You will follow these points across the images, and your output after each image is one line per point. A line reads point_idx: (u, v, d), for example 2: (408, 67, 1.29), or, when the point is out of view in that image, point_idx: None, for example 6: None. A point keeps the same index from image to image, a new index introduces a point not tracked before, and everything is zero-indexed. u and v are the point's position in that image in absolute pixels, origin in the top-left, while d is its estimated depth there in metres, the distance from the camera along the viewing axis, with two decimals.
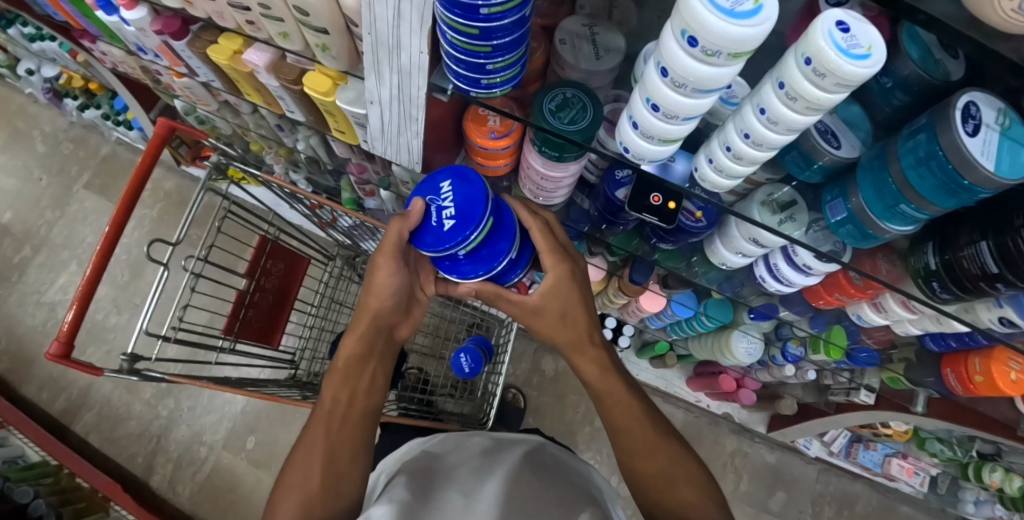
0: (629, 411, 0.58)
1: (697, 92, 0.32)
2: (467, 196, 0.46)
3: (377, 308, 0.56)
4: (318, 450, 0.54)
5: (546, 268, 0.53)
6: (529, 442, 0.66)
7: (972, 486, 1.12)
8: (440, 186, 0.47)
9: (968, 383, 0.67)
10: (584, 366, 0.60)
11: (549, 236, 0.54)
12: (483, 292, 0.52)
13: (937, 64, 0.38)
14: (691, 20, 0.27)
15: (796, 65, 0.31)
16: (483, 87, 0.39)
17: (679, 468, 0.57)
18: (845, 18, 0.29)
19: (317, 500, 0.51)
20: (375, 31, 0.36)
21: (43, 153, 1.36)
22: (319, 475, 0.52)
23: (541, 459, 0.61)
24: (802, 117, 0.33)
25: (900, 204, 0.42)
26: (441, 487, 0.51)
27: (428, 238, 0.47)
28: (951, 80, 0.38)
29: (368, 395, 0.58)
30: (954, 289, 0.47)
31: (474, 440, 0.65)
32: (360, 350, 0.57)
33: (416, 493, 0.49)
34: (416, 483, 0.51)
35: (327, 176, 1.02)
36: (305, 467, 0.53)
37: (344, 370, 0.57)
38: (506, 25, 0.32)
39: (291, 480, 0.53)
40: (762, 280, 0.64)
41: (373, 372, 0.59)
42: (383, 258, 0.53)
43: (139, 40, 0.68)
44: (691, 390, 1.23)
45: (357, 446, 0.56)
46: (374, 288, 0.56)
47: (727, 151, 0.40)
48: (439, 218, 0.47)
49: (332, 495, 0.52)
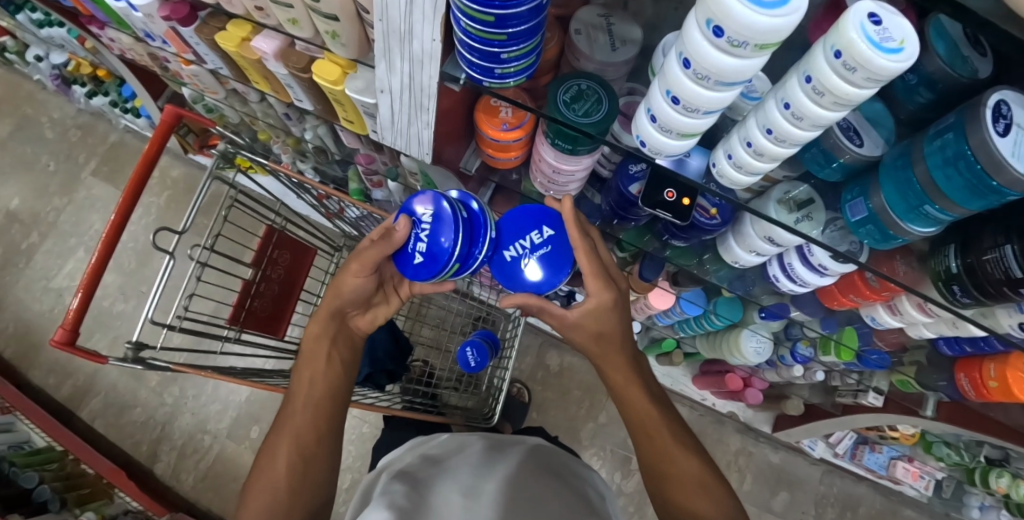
0: (645, 406, 0.58)
1: (720, 85, 0.30)
2: (445, 220, 0.47)
3: (333, 300, 0.59)
4: (283, 440, 0.53)
5: (590, 292, 0.53)
6: (526, 444, 0.66)
7: (978, 492, 1.11)
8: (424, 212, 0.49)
9: (982, 388, 0.66)
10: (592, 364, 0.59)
11: (594, 260, 0.52)
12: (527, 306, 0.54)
13: (965, 60, 0.37)
14: (717, 9, 0.26)
15: (825, 59, 0.29)
16: (497, 76, 0.38)
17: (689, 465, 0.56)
18: (878, 11, 0.28)
19: (284, 490, 0.50)
20: (386, 18, 0.35)
21: (52, 140, 1.36)
22: (285, 458, 0.51)
23: (539, 462, 0.60)
24: (829, 112, 0.32)
25: (924, 204, 0.40)
26: (440, 490, 0.50)
27: (404, 258, 0.50)
28: (977, 78, 0.37)
29: (326, 376, 0.57)
30: (976, 294, 0.45)
31: (464, 443, 0.64)
32: (315, 331, 0.59)
33: (414, 497, 0.48)
34: (415, 488, 0.50)
35: (334, 165, 1.01)
36: (273, 452, 0.52)
37: (308, 349, 0.59)
38: (522, 12, 0.31)
39: (258, 471, 0.52)
40: (776, 280, 0.63)
41: (329, 352, 0.58)
42: (357, 264, 0.55)
43: (147, 26, 0.67)
44: (696, 388, 1.22)
45: (321, 432, 0.54)
46: (339, 290, 0.58)
47: (748, 146, 0.39)
48: (413, 247, 0.49)
49: (300, 483, 0.51)
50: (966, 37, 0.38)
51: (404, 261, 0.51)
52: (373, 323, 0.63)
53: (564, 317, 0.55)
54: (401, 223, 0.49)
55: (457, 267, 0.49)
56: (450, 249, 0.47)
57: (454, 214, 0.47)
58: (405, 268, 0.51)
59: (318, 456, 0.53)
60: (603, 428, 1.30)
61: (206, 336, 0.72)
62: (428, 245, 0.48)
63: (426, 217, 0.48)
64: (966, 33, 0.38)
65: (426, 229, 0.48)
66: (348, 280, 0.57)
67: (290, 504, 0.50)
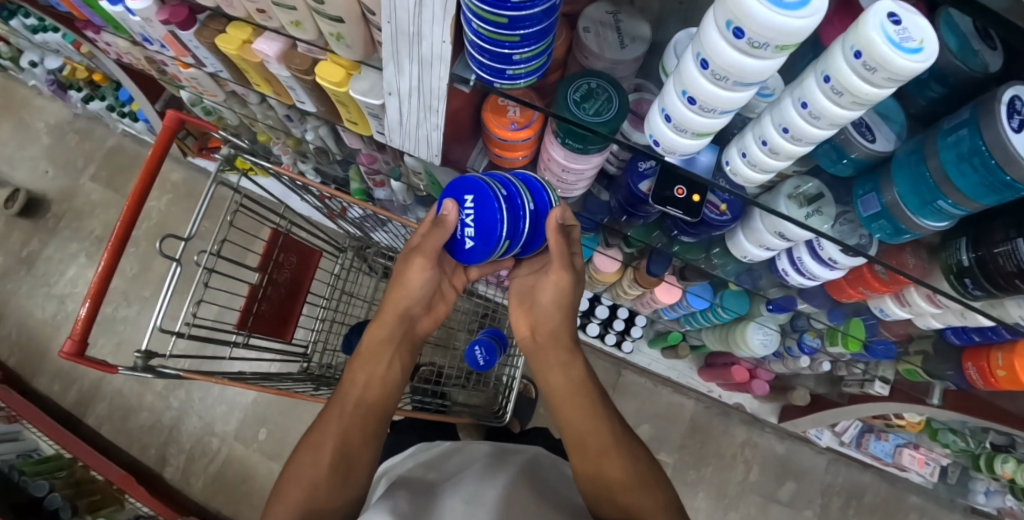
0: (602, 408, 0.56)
1: (738, 85, 0.30)
2: (483, 203, 0.48)
3: (400, 299, 0.60)
4: (330, 434, 0.51)
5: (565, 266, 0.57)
6: (526, 453, 0.66)
7: (983, 478, 1.12)
8: (465, 198, 0.50)
9: (990, 377, 0.66)
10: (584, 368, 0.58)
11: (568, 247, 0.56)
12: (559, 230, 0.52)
13: (975, 55, 0.37)
14: (736, 10, 0.25)
15: (844, 59, 0.29)
16: (508, 77, 0.38)
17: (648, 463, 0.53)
18: (897, 10, 0.28)
19: (324, 486, 0.48)
20: (395, 19, 0.35)
21: (49, 145, 1.34)
22: (329, 455, 0.50)
23: (539, 470, 0.61)
24: (847, 111, 0.32)
25: (938, 200, 0.41)
26: (443, 496, 0.51)
27: (459, 246, 0.52)
28: (991, 72, 0.37)
29: (380, 377, 0.57)
30: (988, 286, 0.46)
31: (458, 455, 0.64)
32: (382, 334, 0.58)
33: (417, 503, 0.48)
34: (417, 494, 0.50)
35: (335, 165, 1.01)
36: (317, 445, 0.50)
37: (368, 352, 0.58)
38: (535, 14, 0.30)
39: (296, 467, 0.49)
40: (785, 274, 0.63)
41: (391, 357, 0.58)
42: (421, 257, 0.56)
43: (144, 30, 0.67)
44: (703, 380, 1.21)
45: (368, 433, 0.53)
46: (404, 286, 0.59)
47: (763, 145, 0.39)
48: (464, 233, 0.51)
49: (341, 481, 0.49)
50: (976, 31, 0.37)
51: (460, 248, 0.52)
52: (435, 323, 0.65)
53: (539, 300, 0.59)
54: (448, 212, 0.51)
55: (511, 238, 0.49)
56: (499, 222, 0.47)
57: (493, 190, 0.47)
58: (458, 254, 0.52)
59: (362, 457, 0.52)
60: None
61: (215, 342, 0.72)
62: (476, 227, 0.49)
63: (468, 203, 0.49)
64: (976, 27, 0.37)
65: (470, 214, 0.49)
66: (413, 273, 0.58)
67: (328, 501, 0.48)
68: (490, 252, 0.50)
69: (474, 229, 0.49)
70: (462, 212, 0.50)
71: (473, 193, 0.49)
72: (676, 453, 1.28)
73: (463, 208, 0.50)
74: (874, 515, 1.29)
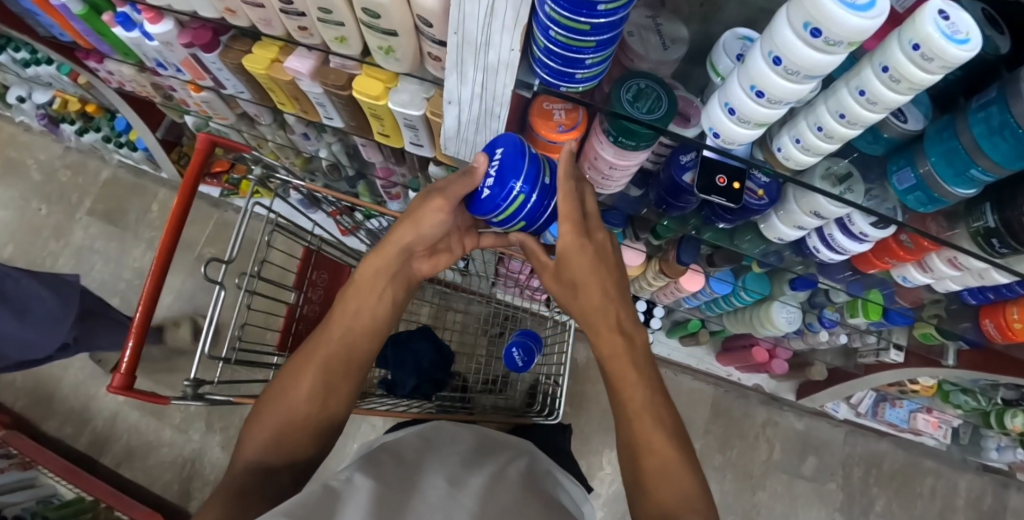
0: (632, 394, 0.48)
1: (808, 78, 0.34)
2: (514, 156, 0.43)
3: (406, 237, 0.51)
4: (310, 362, 0.48)
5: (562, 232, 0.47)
6: (518, 450, 0.55)
7: (995, 434, 1.20)
8: (495, 150, 0.45)
9: (1008, 331, 0.69)
10: (615, 357, 0.49)
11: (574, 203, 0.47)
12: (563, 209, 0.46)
13: (987, 38, 0.40)
14: (816, 13, 0.28)
15: (902, 51, 0.32)
16: (574, 81, 0.39)
17: (678, 482, 0.43)
18: (945, 7, 0.31)
19: (298, 412, 0.46)
20: (463, 30, 0.36)
21: (40, 182, 1.31)
22: (308, 378, 0.47)
23: (534, 470, 0.51)
24: (903, 96, 0.35)
25: (970, 169, 0.43)
26: (426, 471, 0.40)
27: (472, 200, 0.46)
28: (1000, 54, 0.40)
29: (369, 313, 0.52)
30: (1014, 244, 0.49)
31: (458, 434, 0.54)
32: (380, 267, 0.52)
33: (396, 474, 0.37)
34: (398, 465, 0.40)
35: (342, 180, 0.97)
36: (297, 371, 0.48)
37: (362, 282, 0.52)
38: (612, 21, 0.32)
39: (274, 392, 0.48)
40: (815, 250, 0.65)
41: (383, 292, 0.53)
42: (441, 200, 0.47)
43: (161, 54, 0.66)
44: (721, 364, 1.25)
45: (351, 366, 0.50)
46: (414, 219, 0.51)
47: (818, 131, 0.41)
48: (481, 183, 0.45)
49: (317, 408, 0.47)
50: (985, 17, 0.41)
51: (473, 200, 0.46)
52: (434, 269, 0.58)
53: (547, 265, 0.52)
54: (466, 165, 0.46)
55: (536, 202, 0.45)
56: (522, 174, 0.43)
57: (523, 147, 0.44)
58: (473, 206, 0.46)
59: (342, 391, 0.49)
60: None
61: (257, 365, 0.72)
62: (497, 180, 0.44)
63: (496, 154, 0.44)
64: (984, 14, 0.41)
65: (497, 165, 0.44)
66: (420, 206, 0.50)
67: (300, 427, 0.46)
68: (504, 208, 0.45)
69: (495, 178, 0.44)
70: (487, 163, 0.45)
71: (504, 146, 0.44)
72: (702, 438, 1.30)
73: (492, 158, 0.45)
74: (894, 481, 1.34)
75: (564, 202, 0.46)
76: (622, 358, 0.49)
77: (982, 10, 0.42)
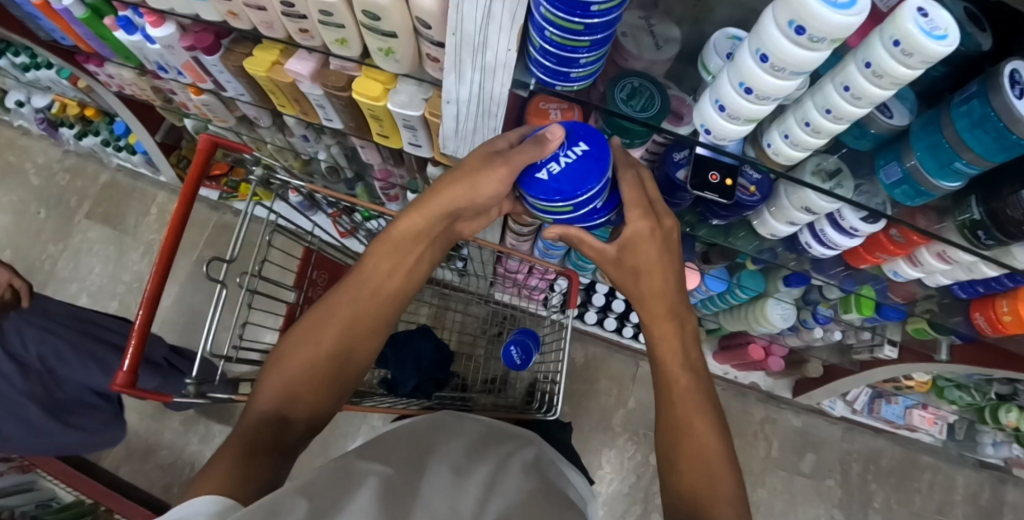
0: (679, 378, 0.50)
1: (794, 74, 0.35)
2: (594, 162, 0.42)
3: (457, 201, 0.48)
4: (340, 314, 0.49)
5: (629, 220, 0.48)
6: (527, 443, 0.55)
7: (990, 430, 1.22)
8: (576, 142, 0.43)
9: (997, 323, 0.71)
10: (668, 342, 0.51)
11: (641, 192, 0.48)
12: (630, 200, 0.47)
13: (970, 35, 0.41)
14: (800, 11, 0.30)
15: (883, 47, 0.33)
16: (568, 80, 0.41)
17: (717, 478, 0.44)
18: (923, 5, 0.32)
19: (323, 361, 0.47)
20: (461, 31, 0.37)
21: (39, 186, 1.31)
22: (336, 330, 0.48)
23: (544, 460, 0.51)
24: (885, 91, 0.36)
25: (954, 162, 0.44)
26: (435, 460, 0.40)
27: (525, 173, 0.44)
28: (983, 51, 0.41)
29: (393, 278, 0.51)
30: (999, 236, 0.50)
31: (459, 422, 0.55)
32: (420, 227, 0.51)
33: (405, 464, 0.37)
34: (405, 454, 0.40)
35: (342, 184, 0.99)
36: (327, 319, 0.49)
37: (396, 240, 0.51)
38: (605, 21, 0.34)
39: (301, 336, 0.48)
40: (807, 246, 0.66)
41: (418, 252, 0.52)
42: (505, 168, 0.44)
43: (162, 57, 0.67)
44: (718, 363, 1.26)
45: (377, 324, 0.51)
46: (461, 174, 0.47)
47: (806, 126, 0.43)
48: (546, 164, 0.43)
49: (340, 361, 0.48)
50: (967, 16, 0.42)
51: (525, 176, 0.44)
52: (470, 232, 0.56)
53: (604, 253, 0.51)
54: (550, 134, 0.42)
55: (574, 212, 0.45)
56: (581, 197, 0.43)
57: (603, 169, 0.43)
58: (523, 180, 0.44)
59: (362, 348, 0.50)
60: (634, 413, 1.27)
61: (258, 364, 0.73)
62: (559, 178, 0.43)
63: (578, 147, 0.43)
64: (966, 13, 0.42)
65: (573, 158, 0.42)
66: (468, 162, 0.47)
67: (322, 376, 0.47)
68: (545, 203, 0.44)
69: (559, 174, 0.42)
70: (562, 149, 0.43)
71: (588, 145, 0.43)
72: None
73: (572, 147, 0.43)
74: (891, 477, 1.35)
75: (632, 190, 0.47)
76: (672, 346, 0.51)
77: (964, 9, 0.43)
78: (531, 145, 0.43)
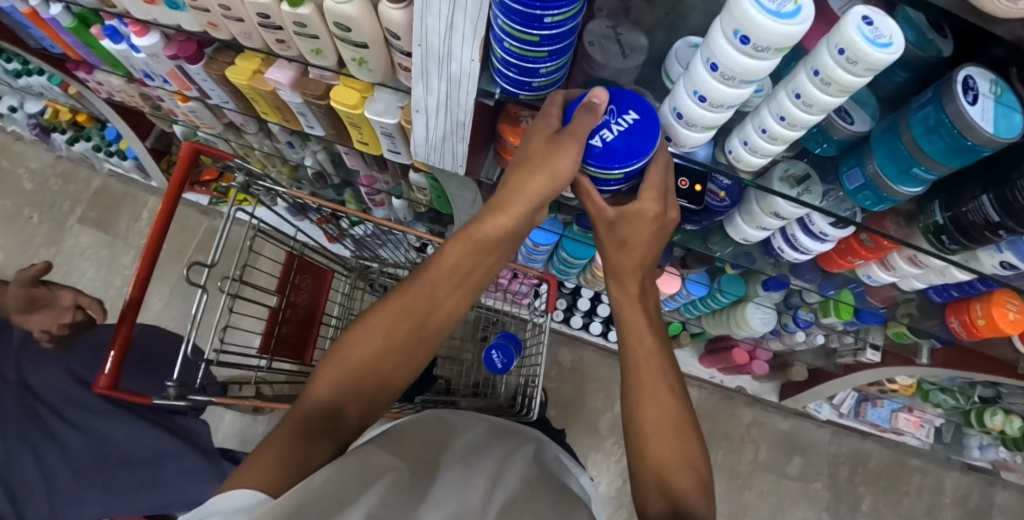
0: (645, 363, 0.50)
1: (744, 82, 0.36)
2: (644, 134, 0.42)
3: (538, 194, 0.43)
4: (415, 306, 0.45)
5: (642, 197, 0.46)
6: (528, 437, 0.57)
7: (976, 433, 1.22)
8: (626, 111, 0.42)
9: (972, 327, 0.72)
10: (635, 315, 0.52)
11: (665, 175, 0.46)
12: (652, 181, 0.46)
13: (931, 42, 0.42)
14: (744, 21, 0.31)
15: (830, 55, 0.35)
16: (531, 88, 0.42)
17: (686, 450, 0.46)
18: (868, 13, 0.34)
19: (389, 355, 0.44)
20: (426, 42, 0.38)
21: (32, 191, 1.32)
22: (410, 324, 0.45)
23: (544, 457, 0.53)
24: (834, 98, 0.37)
25: (913, 167, 0.46)
26: (442, 461, 0.42)
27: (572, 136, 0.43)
28: (944, 57, 0.42)
29: (464, 271, 0.46)
30: (962, 240, 0.52)
31: (471, 423, 0.56)
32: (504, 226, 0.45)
33: (415, 465, 0.39)
34: (413, 457, 0.41)
35: (330, 189, 1.01)
36: (403, 309, 0.45)
37: (479, 237, 0.45)
38: (561, 33, 0.35)
39: (373, 322, 0.45)
40: (780, 251, 0.68)
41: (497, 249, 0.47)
42: (571, 142, 0.41)
43: (148, 66, 0.68)
44: (704, 367, 1.27)
45: (447, 320, 0.47)
46: (533, 156, 0.43)
47: (763, 133, 0.44)
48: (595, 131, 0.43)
49: (404, 357, 0.45)
50: (929, 24, 0.42)
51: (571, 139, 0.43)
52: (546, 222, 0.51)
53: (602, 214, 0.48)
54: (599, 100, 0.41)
55: (620, 180, 0.46)
56: (630, 167, 0.43)
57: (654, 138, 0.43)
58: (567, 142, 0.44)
59: (430, 345, 0.47)
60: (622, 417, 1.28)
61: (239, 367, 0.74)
62: (612, 144, 0.42)
63: (627, 118, 0.42)
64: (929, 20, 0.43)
65: (622, 129, 0.42)
66: (539, 142, 0.43)
67: (387, 370, 0.44)
68: (595, 168, 0.44)
69: (610, 143, 0.42)
70: (613, 117, 0.42)
71: (638, 117, 0.42)
72: None
73: (621, 117, 0.42)
74: (879, 480, 1.35)
75: (655, 170, 0.45)
76: (639, 318, 0.52)
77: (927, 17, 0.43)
78: (585, 114, 0.41)
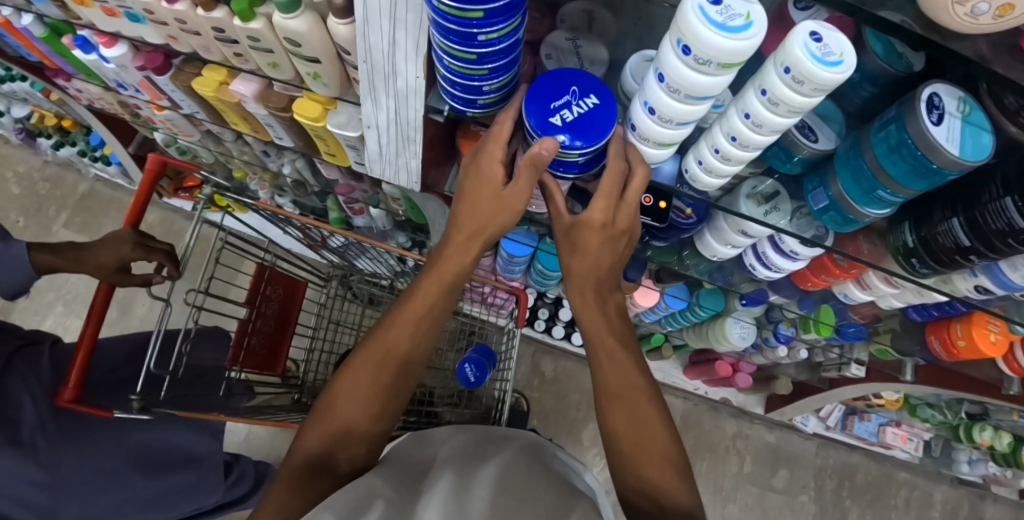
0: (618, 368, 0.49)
1: (690, 97, 0.36)
2: (604, 118, 0.39)
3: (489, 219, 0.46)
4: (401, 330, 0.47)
5: (593, 207, 0.46)
6: (521, 440, 0.57)
7: (965, 448, 1.21)
8: (585, 94, 0.40)
9: (951, 348, 0.70)
10: (592, 319, 0.50)
11: (620, 181, 0.44)
12: (604, 188, 0.44)
13: (900, 57, 0.41)
14: (686, 30, 0.31)
15: (777, 74, 0.34)
16: (479, 106, 0.42)
17: (654, 440, 0.45)
18: (818, 29, 0.32)
19: (380, 381, 0.45)
20: (370, 59, 0.37)
21: (19, 195, 1.32)
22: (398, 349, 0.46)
23: (536, 455, 0.53)
24: (783, 118, 0.37)
25: (877, 189, 0.44)
26: (433, 477, 0.41)
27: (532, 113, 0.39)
28: (914, 72, 0.41)
29: (443, 293, 0.48)
30: (933, 264, 0.50)
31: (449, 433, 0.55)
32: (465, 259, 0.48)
33: (402, 491, 0.38)
34: (402, 483, 0.40)
35: (313, 197, 1.01)
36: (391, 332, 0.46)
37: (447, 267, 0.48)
38: (500, 49, 0.34)
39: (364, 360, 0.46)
40: (753, 268, 0.67)
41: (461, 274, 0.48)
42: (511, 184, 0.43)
43: (119, 76, 0.68)
44: (688, 378, 1.26)
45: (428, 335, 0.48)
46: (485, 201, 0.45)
47: (716, 152, 0.44)
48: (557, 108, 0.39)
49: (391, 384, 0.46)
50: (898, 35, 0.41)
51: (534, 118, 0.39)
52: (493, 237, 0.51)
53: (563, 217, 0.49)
54: (546, 147, 0.38)
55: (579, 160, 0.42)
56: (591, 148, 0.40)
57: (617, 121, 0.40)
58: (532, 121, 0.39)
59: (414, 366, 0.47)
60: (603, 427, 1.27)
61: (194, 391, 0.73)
62: (571, 126, 0.39)
63: (585, 101, 0.39)
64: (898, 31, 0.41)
65: (581, 110, 0.39)
66: (487, 194, 0.44)
67: (378, 399, 0.45)
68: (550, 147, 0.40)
69: (568, 123, 0.39)
70: (572, 98, 0.39)
71: (597, 99, 0.40)
72: None
73: (581, 99, 0.39)
74: (866, 494, 1.34)
75: (609, 179, 0.44)
76: (598, 323, 0.50)
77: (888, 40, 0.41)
78: (528, 171, 0.40)
